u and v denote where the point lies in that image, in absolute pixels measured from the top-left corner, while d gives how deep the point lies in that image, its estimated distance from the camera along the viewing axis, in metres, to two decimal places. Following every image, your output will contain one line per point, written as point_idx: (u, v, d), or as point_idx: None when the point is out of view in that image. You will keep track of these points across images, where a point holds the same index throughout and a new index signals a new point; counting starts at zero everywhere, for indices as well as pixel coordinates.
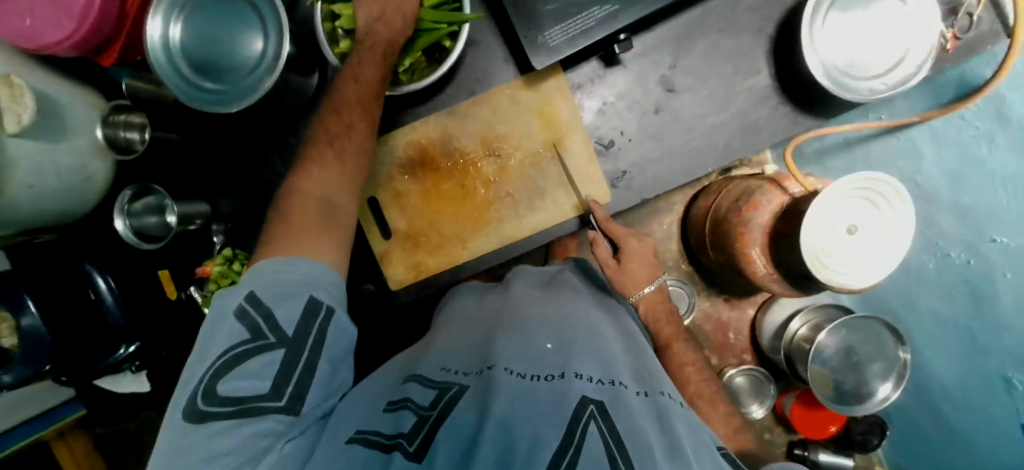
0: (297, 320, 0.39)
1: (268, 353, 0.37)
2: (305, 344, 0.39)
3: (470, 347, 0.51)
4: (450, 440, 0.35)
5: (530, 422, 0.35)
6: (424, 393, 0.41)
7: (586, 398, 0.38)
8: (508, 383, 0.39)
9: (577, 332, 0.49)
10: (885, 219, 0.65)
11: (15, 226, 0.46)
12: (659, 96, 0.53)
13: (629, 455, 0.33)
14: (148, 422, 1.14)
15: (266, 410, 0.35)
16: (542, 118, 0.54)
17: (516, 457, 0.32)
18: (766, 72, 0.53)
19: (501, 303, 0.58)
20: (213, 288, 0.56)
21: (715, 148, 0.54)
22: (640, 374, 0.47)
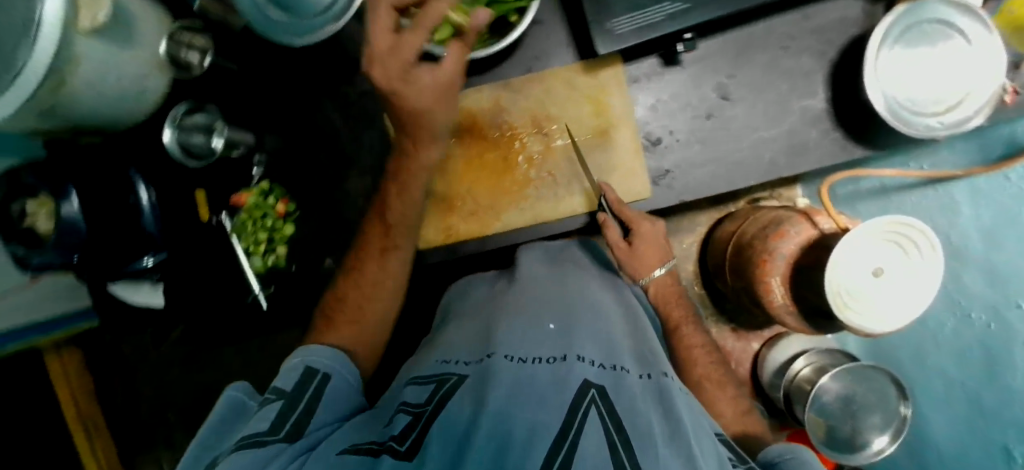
0: (295, 380, 0.45)
1: (269, 406, 0.42)
2: (303, 394, 0.43)
3: (475, 340, 0.51)
4: (442, 439, 0.33)
5: (531, 402, 0.35)
6: (421, 393, 0.43)
7: (588, 383, 0.38)
8: (508, 369, 0.39)
9: (582, 314, 0.50)
10: (913, 266, 0.64)
11: (67, 122, 0.47)
12: (713, 103, 0.54)
13: (629, 437, 0.32)
14: (142, 350, 1.15)
15: (270, 442, 0.37)
16: (594, 104, 0.56)
17: (513, 440, 0.31)
18: (823, 95, 0.54)
19: (507, 290, 0.58)
20: (243, 217, 0.59)
21: (760, 161, 0.55)
22: (643, 356, 0.47)
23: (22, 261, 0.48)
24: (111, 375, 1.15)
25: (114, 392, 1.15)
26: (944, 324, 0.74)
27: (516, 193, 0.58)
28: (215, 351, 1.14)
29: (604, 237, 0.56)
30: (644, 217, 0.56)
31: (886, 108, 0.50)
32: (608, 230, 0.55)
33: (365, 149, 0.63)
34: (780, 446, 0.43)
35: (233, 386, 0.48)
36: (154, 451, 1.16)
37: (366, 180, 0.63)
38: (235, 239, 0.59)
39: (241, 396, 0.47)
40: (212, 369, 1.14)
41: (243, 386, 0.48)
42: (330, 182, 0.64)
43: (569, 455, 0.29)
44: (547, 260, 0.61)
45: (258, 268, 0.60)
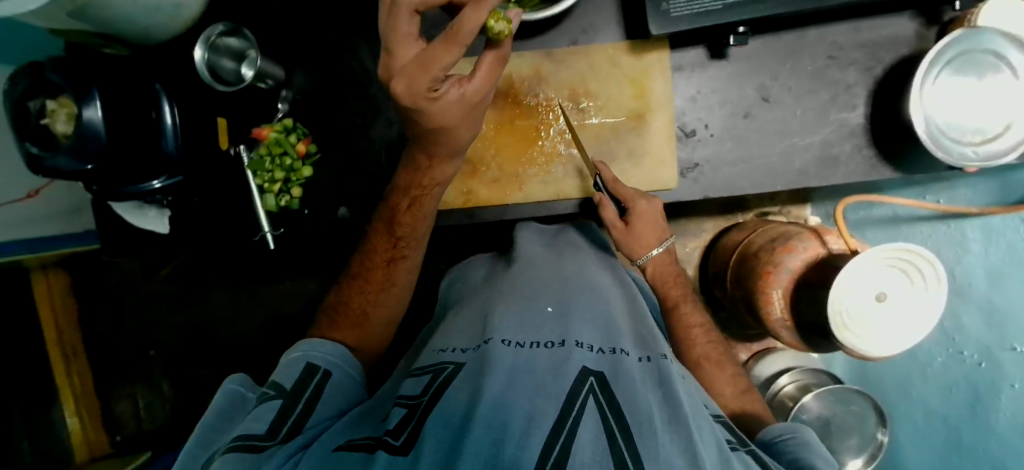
0: (295, 377, 0.44)
1: (268, 404, 0.41)
2: (301, 394, 0.43)
3: (471, 325, 0.49)
4: (438, 427, 0.32)
5: (529, 393, 0.33)
6: (415, 385, 0.40)
7: (587, 370, 0.36)
8: (504, 355, 0.38)
9: (580, 297, 0.48)
10: (916, 293, 0.65)
11: (98, 25, 0.45)
12: (752, 102, 0.57)
13: (628, 425, 0.31)
14: (131, 281, 1.13)
15: (266, 447, 0.36)
16: (635, 86, 0.58)
17: (511, 432, 0.29)
18: (862, 110, 0.56)
19: (506, 271, 0.57)
20: (262, 153, 0.57)
21: (790, 169, 0.58)
22: (643, 340, 0.45)
23: (32, 162, 0.44)
24: (95, 303, 1.13)
25: (95, 321, 1.13)
26: (933, 357, 0.74)
27: (545, 165, 0.61)
28: (205, 292, 1.13)
29: (600, 216, 0.57)
30: (642, 195, 0.57)
31: (927, 132, 0.49)
32: (605, 209, 0.56)
33: None
34: (780, 424, 0.46)
35: (234, 377, 0.46)
36: (131, 385, 1.15)
37: (392, 131, 0.64)
38: (251, 174, 0.56)
39: (237, 387, 0.45)
40: (200, 309, 1.13)
41: (240, 378, 0.46)
42: (356, 130, 0.64)
43: (565, 448, 0.28)
44: (546, 242, 0.61)
45: (269, 208, 0.59)
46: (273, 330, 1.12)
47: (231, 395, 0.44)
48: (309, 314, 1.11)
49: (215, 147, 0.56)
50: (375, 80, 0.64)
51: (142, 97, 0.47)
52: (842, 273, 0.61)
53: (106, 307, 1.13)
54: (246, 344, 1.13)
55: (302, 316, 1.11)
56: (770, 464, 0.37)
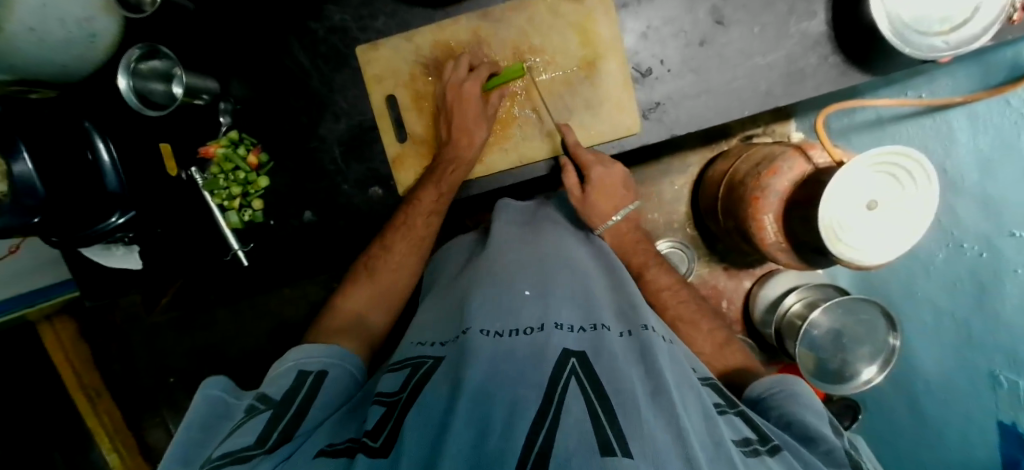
0: (286, 388, 0.44)
1: (257, 417, 0.39)
2: (292, 401, 0.42)
3: (449, 318, 0.51)
4: (419, 425, 0.32)
5: (510, 384, 0.34)
6: (393, 382, 0.41)
7: (567, 351, 0.38)
8: (485, 346, 0.39)
9: (556, 278, 0.50)
10: (906, 199, 0.63)
11: (12, 72, 0.40)
12: (707, 28, 0.56)
13: (610, 403, 0.32)
14: (134, 316, 1.13)
15: (251, 456, 0.34)
16: (581, 33, 0.57)
17: (494, 425, 0.30)
18: (822, 16, 0.54)
19: (481, 258, 0.59)
20: (215, 171, 0.62)
21: (756, 92, 0.56)
22: (623, 313, 0.47)
23: None
24: (105, 342, 1.14)
25: (109, 361, 1.14)
26: (935, 255, 0.74)
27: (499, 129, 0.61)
28: (209, 313, 1.13)
29: (561, 180, 0.59)
30: (603, 162, 0.58)
31: (891, 29, 0.47)
32: (567, 173, 0.59)
33: (338, 91, 0.64)
34: (766, 380, 0.48)
35: (206, 382, 0.45)
36: (159, 415, 1.16)
37: (341, 124, 0.64)
38: (207, 194, 0.61)
39: (219, 393, 0.44)
40: (208, 331, 1.14)
41: (223, 384, 0.46)
42: (306, 128, 0.65)
43: (551, 433, 0.28)
44: (519, 223, 0.64)
45: (235, 224, 0.65)
46: (283, 337, 1.12)
47: (213, 401, 0.43)
48: (314, 316, 1.11)
49: (163, 172, 0.55)
50: (313, 73, 0.63)
51: (72, 137, 0.45)
52: (831, 183, 0.60)
53: (116, 345, 1.14)
54: (260, 356, 1.13)
55: (308, 319, 1.11)
56: (759, 424, 0.38)
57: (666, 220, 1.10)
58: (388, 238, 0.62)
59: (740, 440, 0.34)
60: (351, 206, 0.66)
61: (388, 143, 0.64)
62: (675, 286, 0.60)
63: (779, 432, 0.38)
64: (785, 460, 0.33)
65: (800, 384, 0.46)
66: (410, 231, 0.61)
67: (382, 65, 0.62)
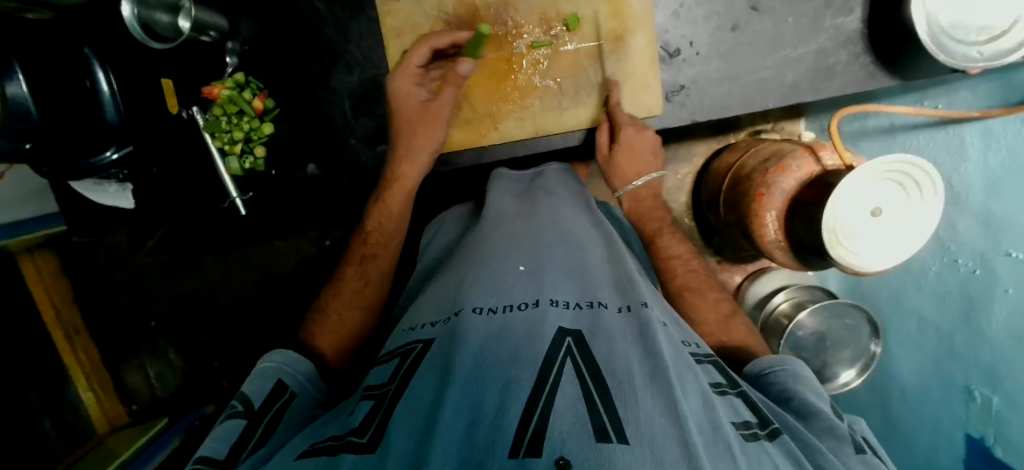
0: (266, 394, 0.44)
1: (231, 422, 0.40)
2: (266, 414, 0.42)
3: (441, 296, 0.50)
4: (409, 420, 0.32)
5: (503, 364, 0.34)
6: (381, 374, 0.42)
7: (564, 331, 0.38)
8: (477, 325, 0.39)
9: (554, 254, 0.50)
10: (911, 205, 0.63)
11: None
12: (740, 12, 0.54)
13: (606, 385, 0.32)
14: (120, 256, 1.12)
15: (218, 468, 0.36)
16: (612, 5, 0.55)
17: (485, 414, 0.30)
18: (859, 13, 0.52)
19: (478, 234, 0.58)
20: (218, 113, 0.59)
21: (781, 84, 0.55)
22: (622, 289, 0.47)
23: None
24: (87, 280, 1.13)
25: (92, 299, 1.13)
26: (928, 268, 0.76)
27: (518, 99, 0.60)
28: (195, 260, 1.12)
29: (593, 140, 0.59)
30: (637, 126, 0.56)
31: (926, 33, 0.46)
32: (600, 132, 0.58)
33: (353, 41, 0.61)
34: (768, 358, 0.49)
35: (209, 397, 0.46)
36: (137, 358, 1.16)
37: (354, 76, 0.62)
38: (208, 136, 0.58)
39: None
40: (196, 277, 1.14)
41: None
42: (315, 77, 0.62)
43: (546, 412, 0.29)
44: (518, 195, 0.65)
45: (235, 171, 0.61)
46: (272, 290, 1.12)
47: None
48: (305, 272, 1.11)
49: (165, 111, 0.53)
50: (328, 19, 0.61)
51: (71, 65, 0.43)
52: (838, 186, 0.60)
53: (99, 285, 1.13)
54: (248, 306, 1.14)
55: (299, 274, 1.11)
56: (757, 405, 0.39)
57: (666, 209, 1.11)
58: (380, 200, 0.61)
59: (740, 423, 0.35)
60: (356, 163, 0.65)
61: None
62: (687, 256, 0.59)
63: (780, 413, 0.39)
64: (784, 445, 0.34)
65: (799, 364, 0.47)
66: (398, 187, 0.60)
67: (400, 19, 0.59)
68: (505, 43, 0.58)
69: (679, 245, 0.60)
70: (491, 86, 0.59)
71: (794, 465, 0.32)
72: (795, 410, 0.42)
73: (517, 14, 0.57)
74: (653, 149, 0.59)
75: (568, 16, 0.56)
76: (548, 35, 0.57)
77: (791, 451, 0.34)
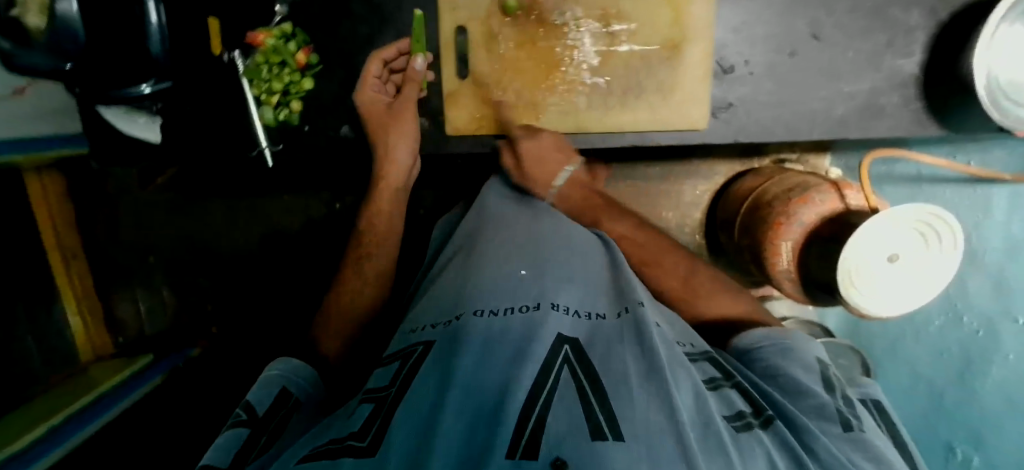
0: (268, 403, 0.44)
1: (234, 430, 0.39)
2: (269, 422, 0.42)
3: (446, 292, 0.49)
4: (407, 422, 0.32)
5: (502, 367, 0.34)
6: (383, 377, 0.41)
7: (563, 337, 0.38)
8: (479, 328, 0.39)
9: (556, 256, 0.49)
10: (931, 253, 0.63)
11: None
12: (802, 39, 0.54)
13: (603, 386, 0.33)
14: (127, 188, 1.11)
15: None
16: (675, 11, 0.54)
17: (486, 410, 0.30)
18: (917, 58, 0.53)
19: (485, 226, 0.57)
20: (259, 60, 0.59)
21: (829, 116, 0.56)
22: (620, 292, 0.47)
23: (7, 59, 0.41)
24: (91, 207, 1.12)
25: (94, 226, 1.12)
26: (931, 322, 0.78)
27: (565, 95, 0.58)
28: (202, 203, 1.11)
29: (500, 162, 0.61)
30: (529, 133, 0.58)
31: (985, 91, 0.45)
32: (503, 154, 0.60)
33: (407, 9, 0.59)
34: (756, 329, 0.48)
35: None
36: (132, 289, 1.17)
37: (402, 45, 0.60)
38: (247, 83, 0.59)
39: None
40: (201, 221, 1.13)
41: None
42: (360, 40, 0.61)
43: (542, 416, 0.29)
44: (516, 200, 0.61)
45: (268, 122, 0.62)
46: (275, 245, 1.12)
47: None
48: (311, 232, 1.10)
49: (207, 50, 0.53)
50: None
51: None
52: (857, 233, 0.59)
53: (102, 213, 1.12)
54: (249, 257, 1.14)
55: (305, 234, 1.11)
56: (756, 401, 0.38)
57: (678, 223, 1.10)
58: (371, 203, 0.64)
59: (732, 414, 0.35)
60: None
61: (446, 77, 0.60)
62: (633, 235, 0.58)
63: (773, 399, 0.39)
64: (777, 432, 0.35)
65: (791, 334, 0.47)
66: (385, 185, 0.62)
67: None
68: (559, 32, 0.56)
69: (623, 225, 0.59)
70: (539, 74, 0.58)
71: (785, 458, 0.33)
72: (783, 388, 0.41)
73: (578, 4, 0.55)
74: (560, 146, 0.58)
75: (631, 15, 0.55)
76: (607, 32, 0.56)
77: (784, 441, 0.34)
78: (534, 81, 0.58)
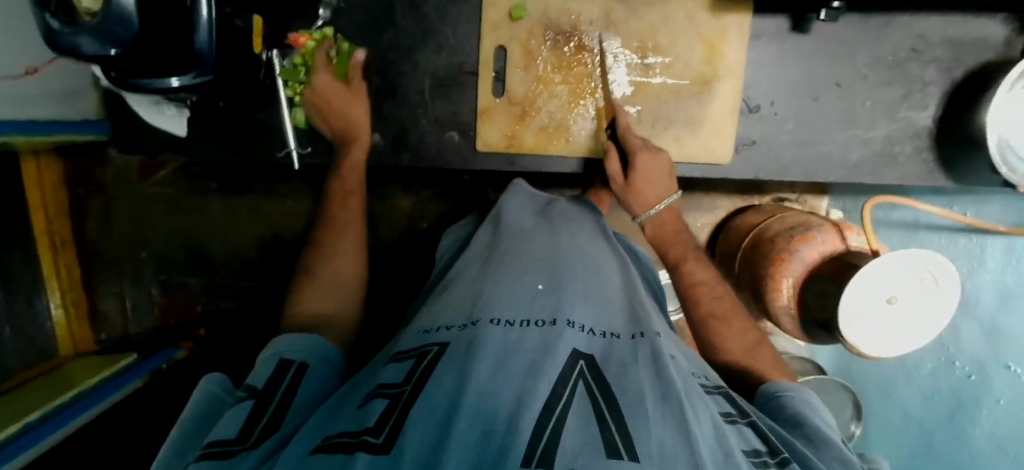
0: (267, 377, 0.40)
1: (238, 405, 0.36)
2: (277, 391, 0.39)
3: (455, 299, 0.45)
4: (422, 423, 0.27)
5: (518, 378, 0.30)
6: (397, 372, 0.35)
7: (577, 352, 0.34)
8: (494, 337, 0.34)
9: (576, 275, 0.45)
10: (931, 296, 0.66)
11: None
12: (825, 84, 0.57)
13: (619, 406, 0.29)
14: (125, 179, 1.09)
15: (237, 450, 0.31)
16: (707, 49, 0.57)
17: (498, 423, 0.26)
18: (932, 112, 0.56)
19: (496, 237, 0.54)
20: (297, 62, 0.60)
21: (846, 159, 0.58)
22: (634, 316, 0.43)
23: (50, 36, 0.38)
24: (85, 197, 1.09)
25: (85, 216, 1.10)
26: (923, 365, 0.81)
27: (595, 121, 0.60)
28: (202, 199, 1.10)
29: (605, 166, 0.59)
30: (649, 147, 0.56)
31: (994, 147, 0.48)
32: (609, 158, 0.58)
33: (447, 26, 0.61)
34: (782, 384, 0.46)
35: (208, 379, 0.42)
36: (118, 283, 1.13)
37: (440, 58, 0.62)
38: (281, 81, 0.60)
39: (218, 390, 0.41)
40: (200, 217, 1.11)
41: (218, 378, 0.42)
42: (397, 51, 0.62)
43: (557, 428, 0.25)
44: (535, 214, 0.59)
45: (298, 123, 0.62)
46: (274, 247, 1.11)
47: (210, 396, 0.40)
48: (311, 238, 1.09)
49: (250, 50, 0.53)
50: None
51: None
52: (851, 285, 0.62)
53: (95, 203, 1.10)
54: (246, 257, 1.12)
55: (306, 238, 1.09)
56: (772, 437, 0.35)
57: None
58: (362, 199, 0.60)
59: (749, 450, 0.32)
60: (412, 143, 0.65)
61: (481, 94, 0.62)
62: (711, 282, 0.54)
63: (789, 441, 0.36)
64: None
65: (807, 393, 0.45)
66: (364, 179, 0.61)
67: (501, 13, 0.59)
68: (596, 58, 0.59)
69: (706, 270, 0.55)
70: (575, 98, 0.60)
71: None
72: (806, 437, 0.39)
73: (613, 33, 0.58)
74: (669, 174, 0.57)
75: (663, 50, 0.58)
76: (640, 64, 0.58)
77: None
78: (569, 105, 0.60)
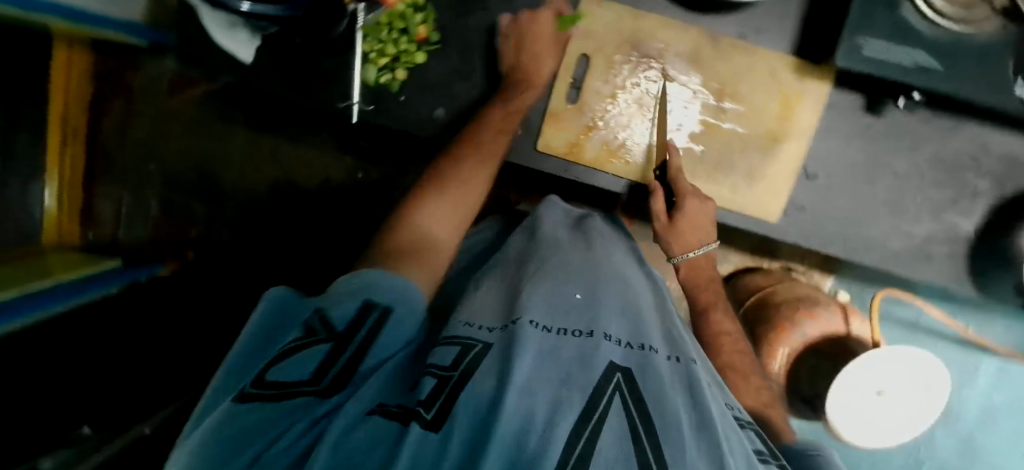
0: (350, 316, 0.34)
1: (316, 345, 0.31)
2: (357, 337, 0.33)
3: (496, 301, 0.45)
4: (465, 412, 0.27)
5: (553, 385, 0.30)
6: (444, 353, 0.34)
7: (613, 365, 0.34)
8: (535, 338, 0.35)
9: (609, 288, 0.46)
10: (921, 400, 0.67)
11: None
12: (885, 170, 0.59)
13: (652, 423, 0.29)
14: (154, 89, 1.08)
15: (304, 393, 0.28)
16: (783, 107, 0.60)
17: (534, 424, 0.26)
18: (976, 220, 0.59)
19: (537, 242, 0.54)
20: (382, 20, 0.60)
21: (885, 246, 0.60)
22: (670, 339, 0.43)
23: None
24: (108, 96, 1.07)
25: (104, 114, 1.08)
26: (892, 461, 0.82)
27: (649, 146, 0.61)
28: (226, 128, 1.09)
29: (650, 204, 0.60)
30: (699, 195, 0.58)
31: None
32: (656, 197, 0.59)
33: None
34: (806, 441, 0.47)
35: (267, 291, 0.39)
36: (118, 189, 1.11)
37: (523, 51, 0.62)
38: (362, 36, 0.59)
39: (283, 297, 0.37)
40: (220, 146, 1.10)
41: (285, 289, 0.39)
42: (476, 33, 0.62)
43: (591, 442, 0.25)
44: (571, 228, 0.58)
45: (368, 82, 0.61)
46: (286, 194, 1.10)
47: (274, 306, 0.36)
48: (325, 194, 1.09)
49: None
50: None
51: None
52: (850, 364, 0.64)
53: (117, 104, 1.08)
54: (254, 196, 1.10)
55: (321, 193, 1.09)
56: None
57: None
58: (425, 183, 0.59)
59: None
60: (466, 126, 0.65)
61: (554, 96, 0.62)
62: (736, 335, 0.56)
63: None
64: None
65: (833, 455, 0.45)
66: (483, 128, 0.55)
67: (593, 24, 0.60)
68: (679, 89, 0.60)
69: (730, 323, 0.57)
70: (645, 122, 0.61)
71: None
72: None
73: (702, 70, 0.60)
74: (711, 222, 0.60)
75: (742, 98, 0.60)
76: (718, 107, 0.60)
77: None
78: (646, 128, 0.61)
